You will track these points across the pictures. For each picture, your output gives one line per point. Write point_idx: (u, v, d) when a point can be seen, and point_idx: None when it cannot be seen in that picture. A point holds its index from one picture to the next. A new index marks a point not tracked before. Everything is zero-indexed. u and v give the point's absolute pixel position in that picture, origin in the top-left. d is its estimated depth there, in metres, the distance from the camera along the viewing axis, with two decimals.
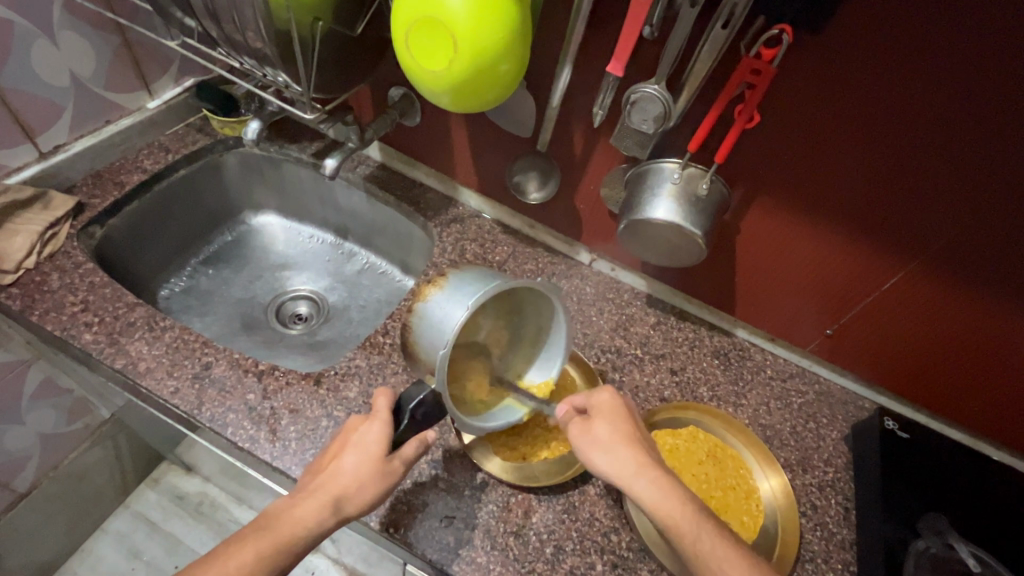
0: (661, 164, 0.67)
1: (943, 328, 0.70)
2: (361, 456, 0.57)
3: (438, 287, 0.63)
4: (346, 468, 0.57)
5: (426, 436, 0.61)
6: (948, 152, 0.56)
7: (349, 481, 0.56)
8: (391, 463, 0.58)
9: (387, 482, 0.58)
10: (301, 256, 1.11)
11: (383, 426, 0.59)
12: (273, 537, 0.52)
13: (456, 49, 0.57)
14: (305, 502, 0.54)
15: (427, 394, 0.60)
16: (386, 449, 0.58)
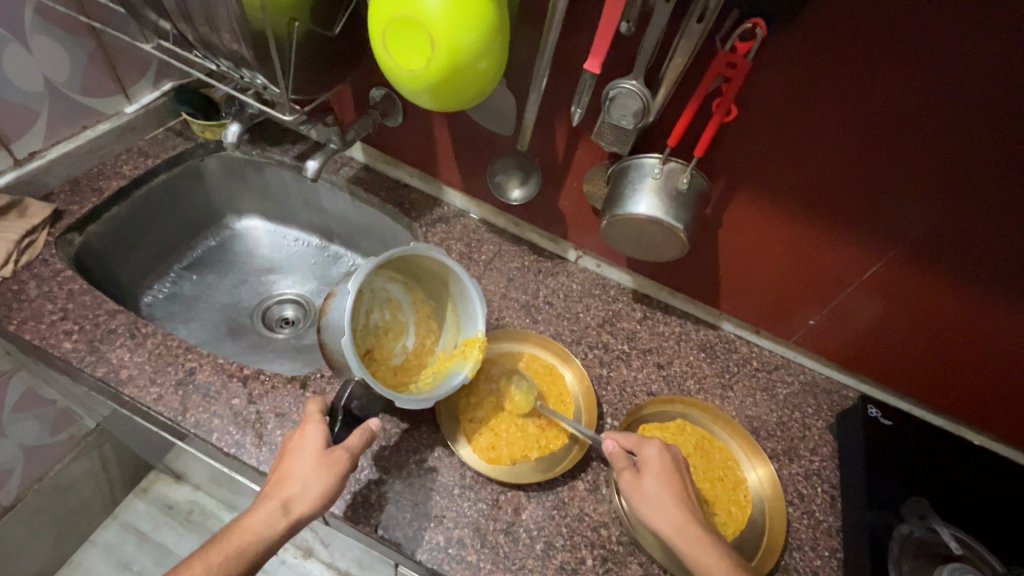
0: (642, 159, 0.68)
1: (922, 316, 0.72)
2: (305, 456, 0.58)
3: (330, 297, 0.72)
4: (290, 472, 0.57)
5: (368, 423, 0.62)
6: (927, 145, 0.57)
7: (295, 483, 0.56)
8: (335, 453, 0.58)
9: (336, 472, 0.58)
10: (286, 259, 1.10)
11: (320, 422, 0.60)
12: (225, 548, 0.53)
13: (433, 48, 0.57)
14: (255, 510, 0.55)
15: (353, 387, 0.64)
16: (325, 444, 0.59)
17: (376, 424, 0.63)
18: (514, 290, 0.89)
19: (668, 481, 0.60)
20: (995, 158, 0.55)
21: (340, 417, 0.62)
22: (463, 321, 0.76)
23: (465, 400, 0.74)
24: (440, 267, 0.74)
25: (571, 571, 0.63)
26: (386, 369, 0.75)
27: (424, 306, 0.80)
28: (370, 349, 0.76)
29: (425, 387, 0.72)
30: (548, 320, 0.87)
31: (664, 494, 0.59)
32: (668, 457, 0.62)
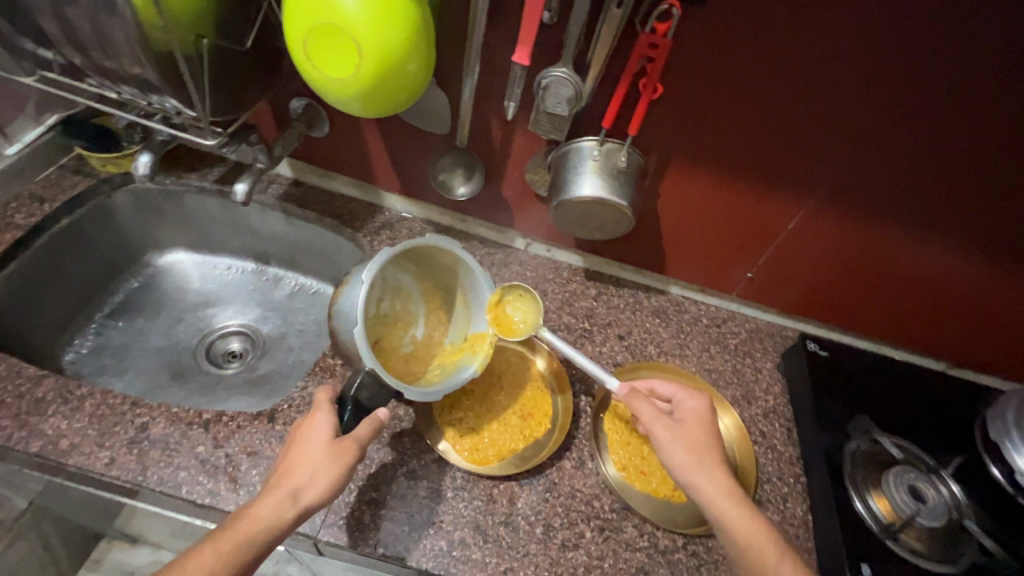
0: (580, 143, 0.70)
1: (841, 253, 0.80)
2: (313, 446, 0.57)
3: (343, 283, 0.70)
4: (299, 460, 0.56)
5: (376, 412, 0.61)
6: (833, 100, 0.63)
7: (304, 471, 0.55)
8: (343, 443, 0.57)
9: (345, 463, 0.57)
10: (221, 289, 1.04)
11: (329, 411, 0.59)
12: (232, 537, 0.51)
13: (361, 53, 0.55)
14: (263, 499, 0.54)
15: (364, 377, 0.62)
16: (333, 434, 0.58)
17: (385, 413, 0.62)
18: None
19: (705, 434, 0.65)
20: (887, 108, 0.63)
21: (349, 406, 0.61)
22: (475, 316, 0.77)
23: (441, 401, 0.75)
24: (454, 260, 0.75)
25: (573, 547, 0.66)
26: (395, 359, 0.74)
27: (432, 299, 0.80)
28: (380, 337, 0.75)
29: (433, 377, 0.72)
30: None
31: (701, 445, 0.63)
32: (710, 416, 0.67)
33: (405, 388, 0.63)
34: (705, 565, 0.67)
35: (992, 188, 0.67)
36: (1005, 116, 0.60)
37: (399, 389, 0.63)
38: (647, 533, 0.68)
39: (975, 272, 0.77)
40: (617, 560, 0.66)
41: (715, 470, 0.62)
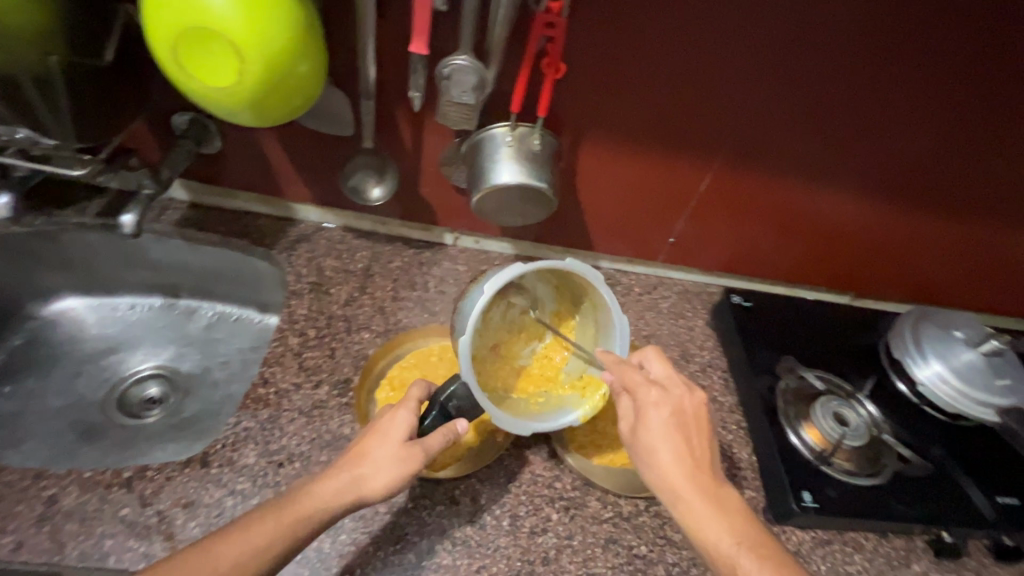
0: (491, 130, 0.69)
1: (749, 207, 0.85)
2: (387, 441, 0.57)
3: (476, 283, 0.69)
4: (370, 450, 0.57)
5: (456, 423, 0.60)
6: (723, 63, 0.67)
7: (370, 464, 0.55)
8: (411, 448, 0.57)
9: (411, 467, 0.56)
10: (126, 332, 0.95)
11: (413, 410, 0.59)
12: (291, 513, 0.52)
13: (244, 59, 0.50)
14: (328, 477, 0.55)
15: (460, 385, 0.61)
16: (409, 436, 0.58)
17: (462, 425, 0.60)
18: (403, 289, 0.87)
19: (668, 428, 0.60)
20: (772, 65, 0.67)
21: (436, 410, 0.60)
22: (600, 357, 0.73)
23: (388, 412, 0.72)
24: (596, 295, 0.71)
25: (542, 531, 0.65)
26: (506, 368, 0.74)
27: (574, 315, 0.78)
28: (499, 342, 0.75)
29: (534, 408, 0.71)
30: (446, 308, 0.86)
31: (657, 443, 0.60)
32: (672, 405, 0.62)
33: (492, 412, 0.63)
34: (669, 522, 0.69)
35: (868, 130, 0.74)
36: (869, 62, 0.66)
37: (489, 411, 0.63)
38: (610, 504, 0.69)
39: (865, 209, 0.85)
40: (586, 536, 0.66)
41: (672, 468, 0.58)
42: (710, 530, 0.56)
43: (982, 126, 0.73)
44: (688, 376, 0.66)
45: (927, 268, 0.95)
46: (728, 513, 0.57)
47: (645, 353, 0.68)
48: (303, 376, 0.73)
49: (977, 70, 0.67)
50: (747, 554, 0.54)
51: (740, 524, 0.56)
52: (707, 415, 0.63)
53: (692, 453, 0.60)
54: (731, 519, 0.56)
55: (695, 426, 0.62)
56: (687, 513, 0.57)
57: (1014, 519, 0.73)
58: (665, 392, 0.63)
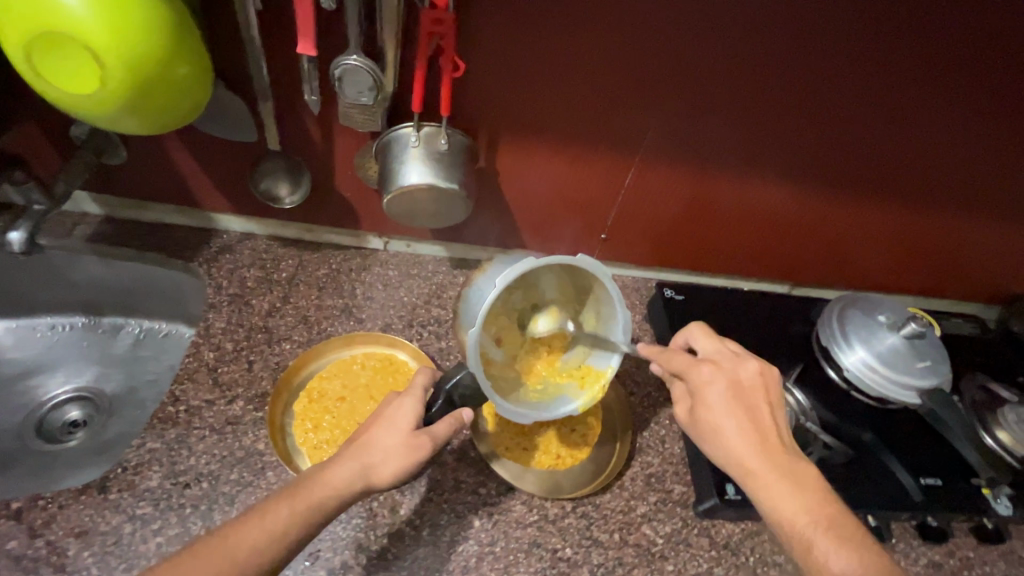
0: (397, 131, 0.67)
1: (678, 199, 0.85)
2: (392, 429, 0.54)
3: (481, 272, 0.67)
4: (377, 439, 0.54)
5: (461, 412, 0.58)
6: (633, 57, 0.66)
7: (378, 451, 0.53)
8: (419, 437, 0.54)
9: (415, 457, 0.53)
10: (46, 353, 0.90)
11: (419, 398, 0.57)
12: (304, 498, 0.49)
13: (108, 66, 0.48)
14: (334, 466, 0.51)
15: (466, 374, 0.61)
16: (415, 424, 0.55)
17: (468, 416, 0.59)
18: (328, 297, 0.84)
19: (728, 403, 0.56)
20: (682, 58, 0.66)
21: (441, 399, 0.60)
22: (604, 350, 0.70)
23: (304, 425, 0.69)
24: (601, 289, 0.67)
25: (462, 539, 0.64)
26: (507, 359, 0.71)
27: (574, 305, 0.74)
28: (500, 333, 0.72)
29: (533, 396, 0.68)
30: (374, 314, 0.84)
31: (717, 419, 0.55)
32: (727, 380, 0.57)
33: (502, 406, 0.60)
34: (595, 522, 0.68)
35: (786, 120, 0.73)
36: (779, 53, 0.66)
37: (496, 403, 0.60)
38: (535, 507, 0.68)
39: (793, 199, 0.85)
40: (507, 542, 0.65)
41: (735, 441, 0.54)
42: (786, 508, 0.51)
43: (898, 113, 0.73)
44: (735, 351, 0.61)
45: (860, 254, 0.95)
46: (805, 489, 0.52)
47: (690, 332, 0.65)
48: (216, 392, 0.71)
49: (886, 59, 0.66)
50: (826, 535, 0.48)
51: (816, 500, 0.51)
52: (766, 385, 0.58)
53: (757, 428, 0.55)
54: (808, 494, 0.51)
55: (757, 399, 0.57)
56: (758, 493, 0.52)
57: (936, 499, 0.74)
58: (718, 367, 0.59)
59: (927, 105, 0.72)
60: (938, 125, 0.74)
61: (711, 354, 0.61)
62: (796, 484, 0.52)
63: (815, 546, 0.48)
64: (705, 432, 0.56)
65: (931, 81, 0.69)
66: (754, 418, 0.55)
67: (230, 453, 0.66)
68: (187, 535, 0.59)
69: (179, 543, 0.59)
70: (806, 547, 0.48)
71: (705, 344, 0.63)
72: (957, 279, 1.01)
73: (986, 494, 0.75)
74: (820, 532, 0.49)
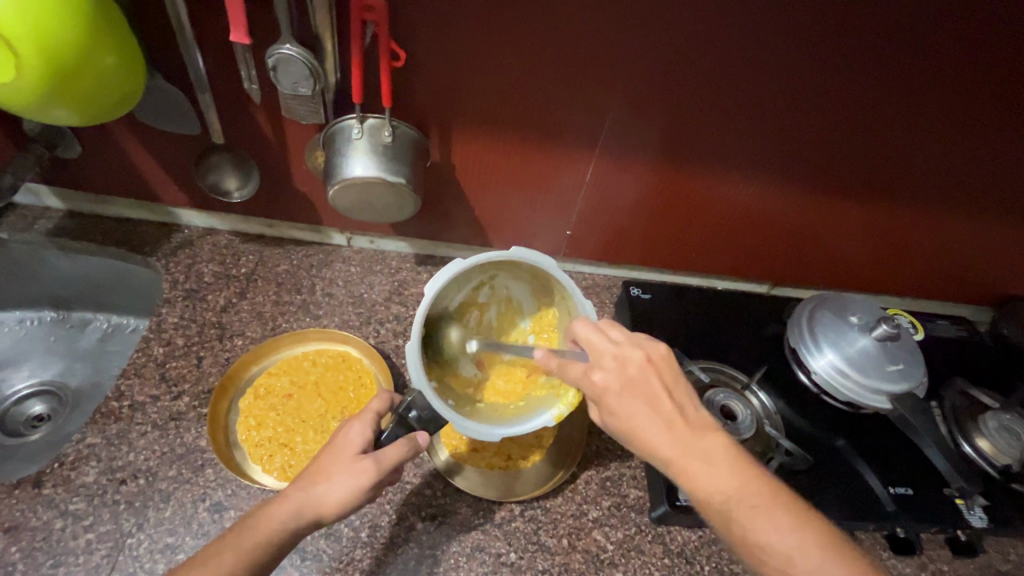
0: (341, 123, 0.65)
1: (643, 195, 0.82)
2: (338, 456, 0.53)
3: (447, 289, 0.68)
4: (323, 467, 0.52)
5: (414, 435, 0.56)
6: (581, 47, 0.63)
7: (323, 479, 0.51)
8: (362, 461, 0.52)
9: (362, 484, 0.51)
10: (11, 348, 0.88)
11: (365, 424, 0.55)
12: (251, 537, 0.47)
13: (30, 60, 0.48)
14: (280, 500, 0.50)
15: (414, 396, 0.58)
16: (362, 450, 0.54)
17: (424, 439, 0.56)
18: (286, 293, 0.83)
19: (628, 403, 0.51)
20: (635, 50, 0.63)
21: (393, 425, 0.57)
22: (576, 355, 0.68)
23: (248, 423, 0.68)
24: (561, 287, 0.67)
25: (402, 542, 0.63)
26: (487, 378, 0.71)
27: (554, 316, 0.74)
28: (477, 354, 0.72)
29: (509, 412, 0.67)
30: (332, 311, 0.83)
31: (626, 425, 0.51)
32: (621, 376, 0.52)
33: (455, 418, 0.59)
34: (543, 526, 0.66)
35: (749, 115, 0.70)
36: (736, 45, 0.63)
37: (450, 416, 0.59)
38: (481, 510, 0.66)
39: (763, 195, 0.82)
40: (450, 545, 0.63)
41: (649, 442, 0.49)
42: (716, 498, 0.47)
43: (867, 108, 0.69)
44: (623, 334, 0.55)
45: (839, 252, 0.93)
46: (734, 470, 0.48)
47: (573, 327, 0.57)
48: (163, 387, 0.70)
49: (850, 49, 0.63)
50: (768, 528, 0.45)
51: (744, 481, 0.47)
52: (659, 368, 0.52)
53: (667, 420, 0.50)
54: (734, 477, 0.47)
55: (655, 387, 0.51)
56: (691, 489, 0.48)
57: (907, 509, 0.71)
58: (607, 367, 0.53)
59: (898, 99, 0.68)
60: (909, 119, 0.71)
61: (593, 353, 0.54)
62: (729, 471, 0.47)
63: (743, 528, 0.45)
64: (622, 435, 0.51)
65: (900, 74, 0.65)
66: (658, 408, 0.50)
67: (171, 450, 0.66)
68: (118, 532, 0.59)
69: (109, 540, 0.59)
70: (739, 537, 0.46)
71: (591, 336, 0.55)
72: (946, 279, 0.97)
73: (960, 505, 0.72)
74: (753, 511, 0.46)
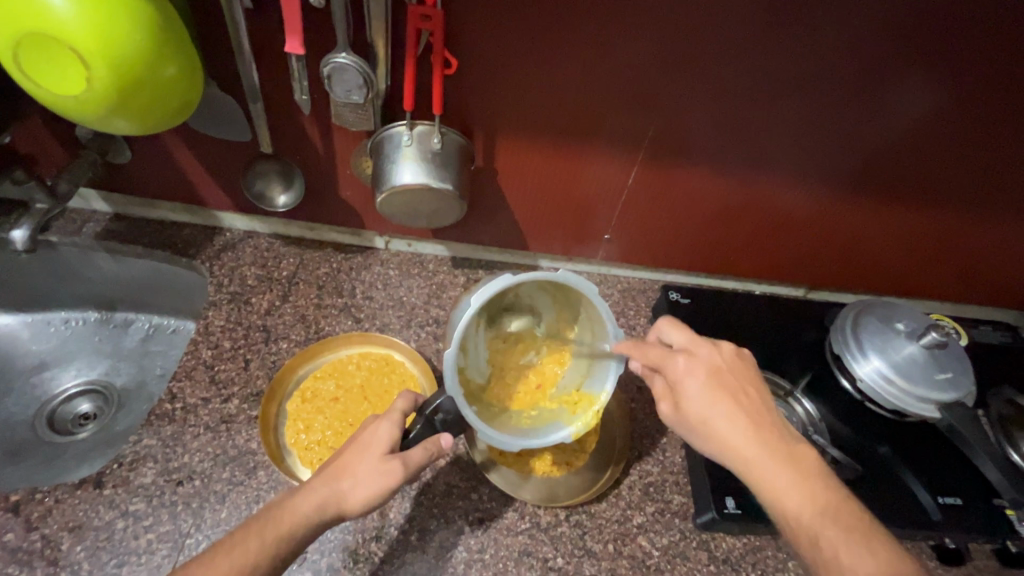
0: (391, 129, 0.66)
1: (685, 199, 0.82)
2: (363, 453, 0.53)
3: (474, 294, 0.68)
4: (349, 464, 0.53)
5: (440, 437, 0.57)
6: (632, 54, 0.63)
7: (350, 475, 0.52)
8: (390, 462, 0.52)
9: (390, 483, 0.52)
10: (60, 347, 0.88)
11: (394, 421, 0.56)
12: (278, 523, 0.47)
13: (93, 70, 0.49)
14: (307, 490, 0.50)
15: (444, 399, 0.58)
16: (388, 448, 0.54)
17: (446, 441, 0.57)
18: (328, 296, 0.84)
19: (713, 398, 0.54)
20: (689, 56, 0.63)
21: (421, 421, 0.57)
22: (598, 374, 0.68)
23: (296, 425, 0.69)
24: (590, 310, 0.67)
25: (452, 545, 0.64)
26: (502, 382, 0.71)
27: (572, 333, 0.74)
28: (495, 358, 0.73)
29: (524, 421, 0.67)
30: (373, 314, 0.84)
31: (705, 417, 0.54)
32: (706, 370, 0.56)
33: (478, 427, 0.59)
34: (589, 532, 0.67)
35: (799, 121, 0.70)
36: (792, 50, 0.62)
37: (473, 424, 0.59)
38: (527, 515, 0.67)
39: (807, 200, 0.81)
40: (498, 549, 0.64)
41: (732, 437, 0.52)
42: (792, 500, 0.49)
43: (922, 113, 0.68)
44: (689, 338, 0.59)
45: (880, 257, 0.91)
46: (803, 475, 0.50)
47: (658, 326, 0.62)
48: (213, 389, 0.72)
49: (912, 54, 0.62)
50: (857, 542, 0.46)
51: (820, 490, 0.49)
52: (743, 373, 0.57)
53: (750, 416, 0.54)
54: (808, 485, 0.49)
55: (737, 385, 0.56)
56: (763, 485, 0.50)
57: (957, 520, 0.70)
58: (694, 356, 0.57)
59: (955, 105, 0.67)
60: (965, 126, 0.69)
61: (686, 344, 0.59)
62: (809, 483, 0.50)
63: (829, 543, 0.46)
64: (698, 431, 0.54)
65: (961, 79, 0.64)
66: (746, 410, 0.54)
67: (224, 452, 0.67)
68: (177, 532, 0.61)
69: (169, 541, 0.60)
70: (810, 536, 0.47)
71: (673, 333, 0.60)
72: (989, 284, 0.96)
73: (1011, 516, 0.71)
74: (843, 529, 0.47)
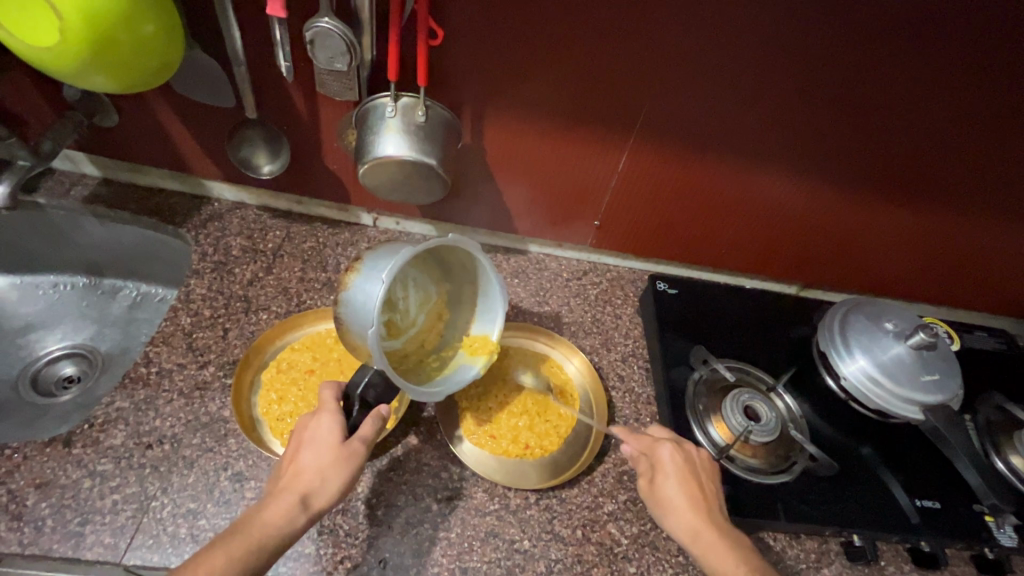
0: (375, 100, 0.65)
1: (675, 189, 0.81)
2: (318, 449, 0.53)
3: (355, 270, 0.58)
4: (306, 461, 0.53)
5: (379, 410, 0.57)
6: (621, 30, 0.61)
7: (313, 473, 0.52)
8: (351, 445, 0.54)
9: (354, 466, 0.54)
10: (46, 311, 0.88)
11: (336, 412, 0.56)
12: (244, 541, 0.46)
13: (70, 26, 0.48)
14: (272, 503, 0.49)
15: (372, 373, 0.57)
16: (342, 435, 0.55)
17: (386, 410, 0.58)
18: (312, 270, 0.83)
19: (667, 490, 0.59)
20: (683, 37, 0.61)
21: (357, 403, 0.57)
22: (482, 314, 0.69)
23: (270, 396, 0.69)
24: (467, 256, 0.67)
25: (418, 522, 0.63)
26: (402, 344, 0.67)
27: (444, 292, 0.72)
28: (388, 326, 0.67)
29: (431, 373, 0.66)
30: None
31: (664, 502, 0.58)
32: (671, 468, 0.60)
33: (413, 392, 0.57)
34: (558, 516, 0.66)
35: (794, 113, 0.68)
36: (789, 36, 0.60)
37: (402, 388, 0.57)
38: (496, 496, 0.66)
39: (800, 193, 0.80)
40: (463, 529, 0.63)
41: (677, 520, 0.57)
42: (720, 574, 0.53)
43: (917, 108, 0.66)
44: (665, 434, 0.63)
45: (872, 257, 0.90)
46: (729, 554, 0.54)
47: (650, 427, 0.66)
48: (189, 356, 0.72)
49: (912, 42, 0.60)
50: None
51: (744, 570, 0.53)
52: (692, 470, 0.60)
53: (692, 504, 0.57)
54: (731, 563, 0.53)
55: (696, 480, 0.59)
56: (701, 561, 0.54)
57: (935, 523, 0.69)
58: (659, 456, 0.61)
59: (955, 98, 0.65)
60: (963, 125, 0.68)
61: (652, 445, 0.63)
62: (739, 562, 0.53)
63: None
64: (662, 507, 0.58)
65: (958, 74, 0.62)
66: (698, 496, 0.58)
67: (196, 418, 0.67)
68: (143, 495, 0.60)
69: (134, 502, 0.60)
70: None
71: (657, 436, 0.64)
72: (986, 290, 0.94)
73: (989, 522, 0.70)
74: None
